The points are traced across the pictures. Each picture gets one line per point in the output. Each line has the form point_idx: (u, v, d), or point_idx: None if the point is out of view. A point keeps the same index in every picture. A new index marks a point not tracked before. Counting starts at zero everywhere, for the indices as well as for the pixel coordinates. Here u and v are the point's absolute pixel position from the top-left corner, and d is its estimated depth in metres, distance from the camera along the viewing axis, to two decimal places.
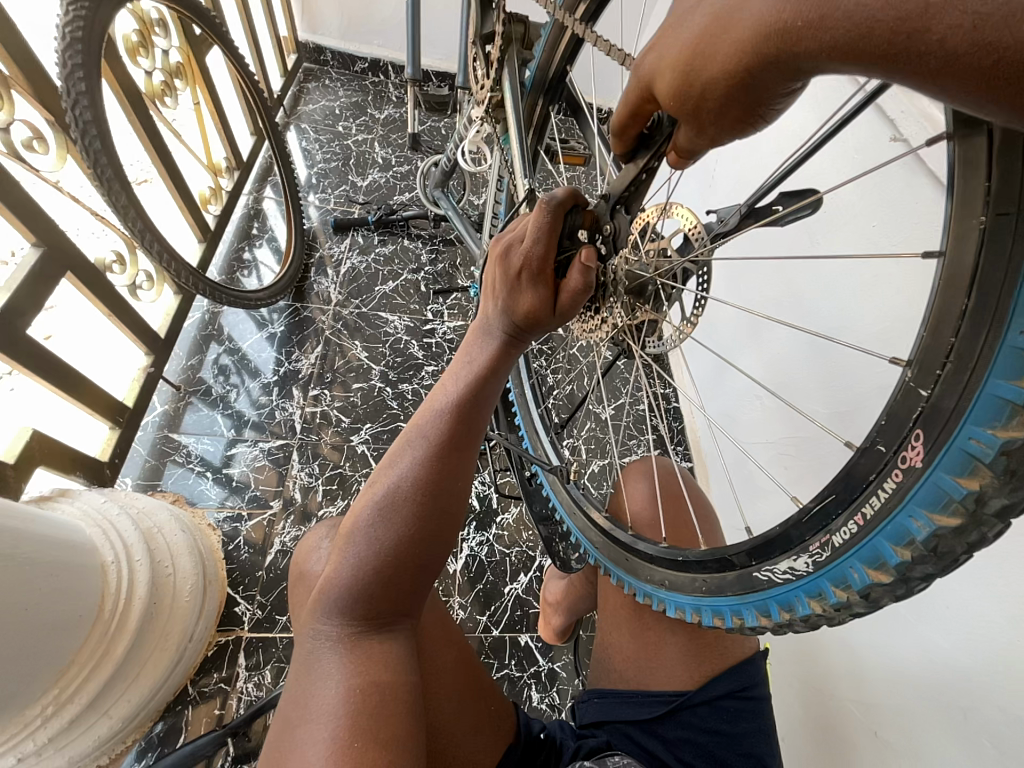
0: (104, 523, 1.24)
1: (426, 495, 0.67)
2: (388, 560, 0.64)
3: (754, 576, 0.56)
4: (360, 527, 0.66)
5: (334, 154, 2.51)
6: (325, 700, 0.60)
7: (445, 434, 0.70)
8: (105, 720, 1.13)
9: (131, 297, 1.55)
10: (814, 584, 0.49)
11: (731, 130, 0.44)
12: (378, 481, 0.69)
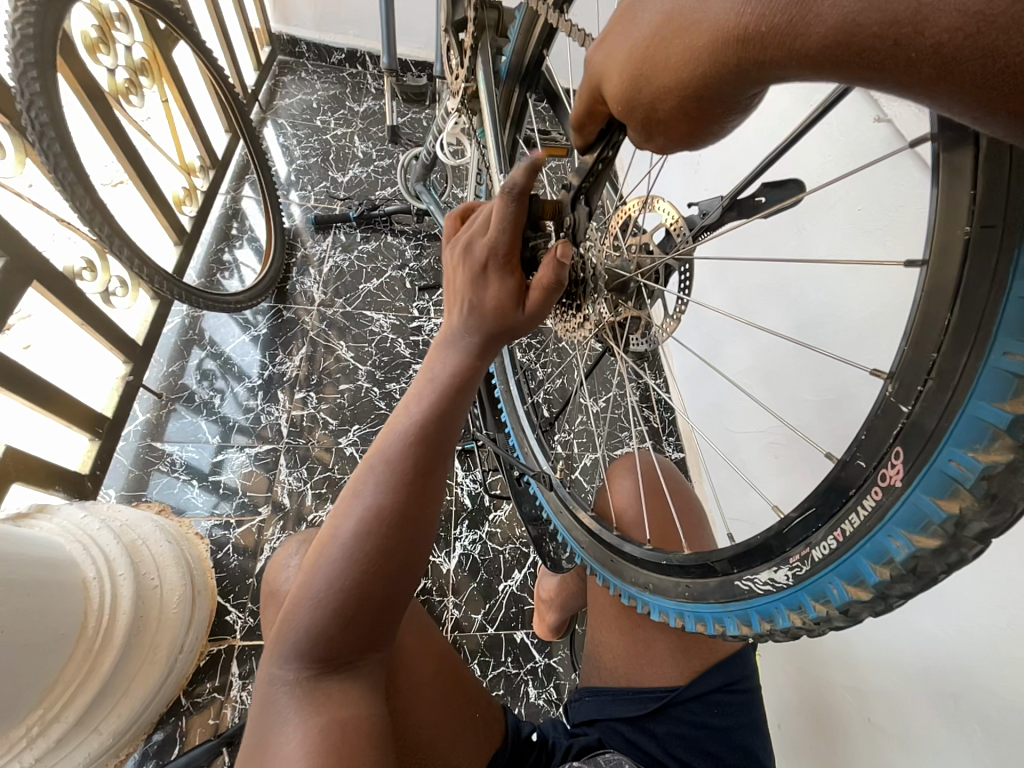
0: (85, 538, 1.22)
1: (389, 526, 0.67)
2: (351, 593, 0.64)
3: (736, 585, 0.54)
4: (323, 564, 0.65)
5: (312, 149, 2.45)
6: (287, 747, 0.57)
7: (408, 462, 0.70)
8: (96, 737, 1.12)
9: (105, 304, 1.51)
10: (795, 596, 0.48)
11: (677, 143, 0.42)
12: (340, 514, 0.69)
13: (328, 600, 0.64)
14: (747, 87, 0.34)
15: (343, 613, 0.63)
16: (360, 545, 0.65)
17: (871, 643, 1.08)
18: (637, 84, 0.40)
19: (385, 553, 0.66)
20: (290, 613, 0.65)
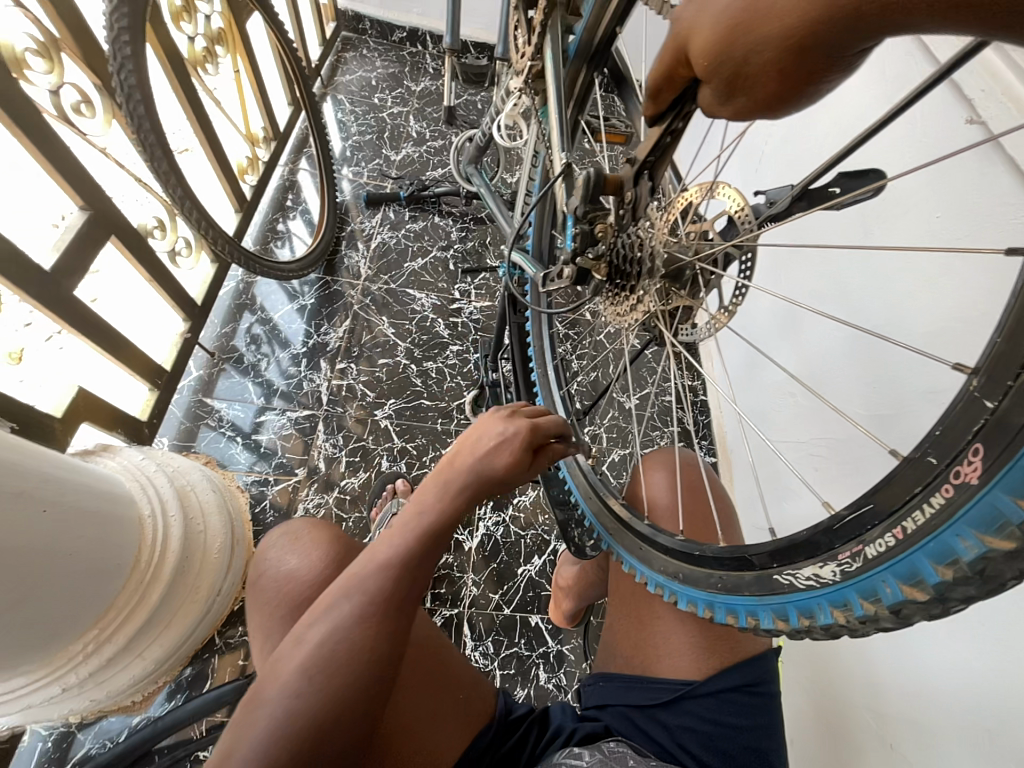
0: (142, 478, 1.31)
1: (354, 670, 0.59)
2: (305, 736, 0.56)
3: (774, 578, 0.53)
4: (270, 707, 0.57)
5: (368, 127, 2.50)
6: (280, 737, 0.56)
7: (388, 594, 0.63)
8: (139, 661, 1.22)
9: (171, 262, 1.61)
10: (840, 593, 0.47)
11: (759, 107, 0.41)
12: (298, 642, 0.61)
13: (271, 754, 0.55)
14: (860, 36, 0.33)
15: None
16: (318, 690, 0.57)
17: (900, 665, 1.04)
18: (727, 44, 0.39)
19: (346, 701, 0.58)
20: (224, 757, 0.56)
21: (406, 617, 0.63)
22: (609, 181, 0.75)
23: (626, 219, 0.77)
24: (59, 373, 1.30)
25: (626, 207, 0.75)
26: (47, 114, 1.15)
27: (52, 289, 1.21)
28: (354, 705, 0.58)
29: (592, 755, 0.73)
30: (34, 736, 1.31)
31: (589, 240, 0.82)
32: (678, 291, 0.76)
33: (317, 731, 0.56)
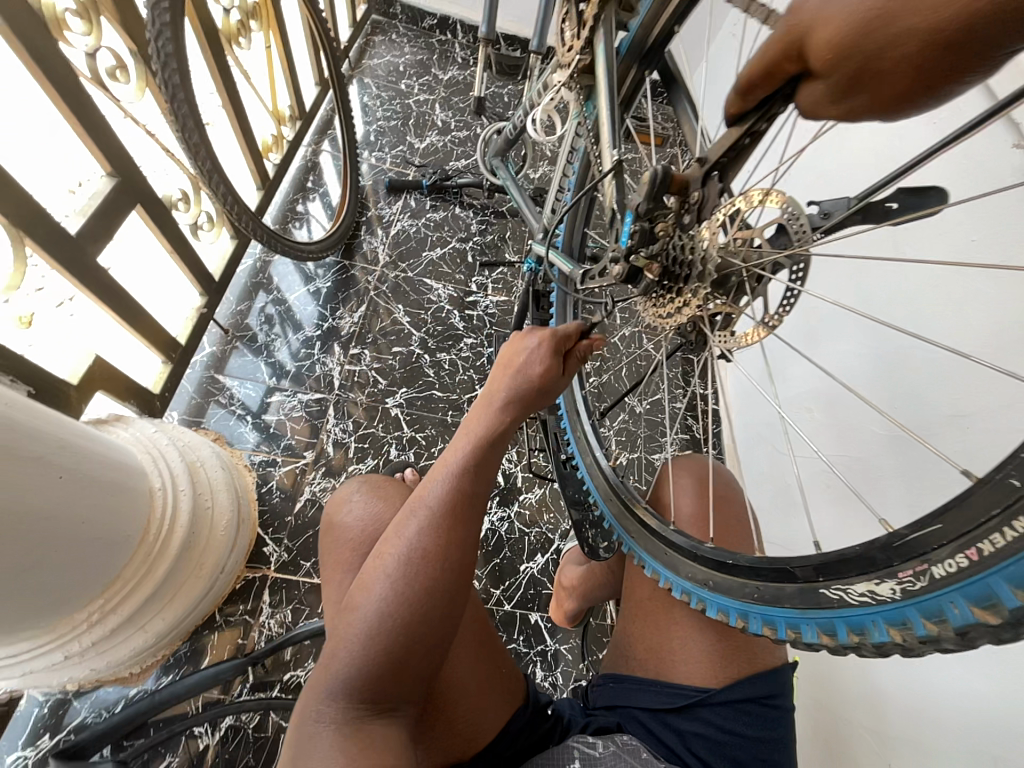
0: (154, 451, 1.30)
1: (426, 577, 0.67)
2: (384, 631, 0.65)
3: (821, 593, 0.53)
4: (362, 615, 0.66)
5: (394, 113, 2.47)
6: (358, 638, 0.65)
7: (451, 517, 0.72)
8: (141, 634, 1.21)
9: (192, 235, 1.59)
10: (900, 612, 0.47)
11: (881, 99, 0.48)
12: (378, 562, 0.70)
13: (369, 650, 0.64)
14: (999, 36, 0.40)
15: (381, 664, 0.64)
16: (399, 596, 0.66)
17: (906, 687, 1.03)
18: (853, 45, 0.47)
19: (416, 608, 0.66)
20: (330, 658, 0.66)
21: (468, 529, 0.72)
22: (676, 180, 0.73)
23: (689, 219, 0.75)
24: (76, 339, 1.28)
25: (692, 207, 0.73)
26: (83, 76, 1.13)
27: (75, 253, 1.19)
28: (432, 608, 0.67)
29: (605, 746, 0.77)
30: (29, 702, 1.30)
31: (647, 239, 0.77)
32: (719, 296, 0.75)
33: (402, 630, 0.65)
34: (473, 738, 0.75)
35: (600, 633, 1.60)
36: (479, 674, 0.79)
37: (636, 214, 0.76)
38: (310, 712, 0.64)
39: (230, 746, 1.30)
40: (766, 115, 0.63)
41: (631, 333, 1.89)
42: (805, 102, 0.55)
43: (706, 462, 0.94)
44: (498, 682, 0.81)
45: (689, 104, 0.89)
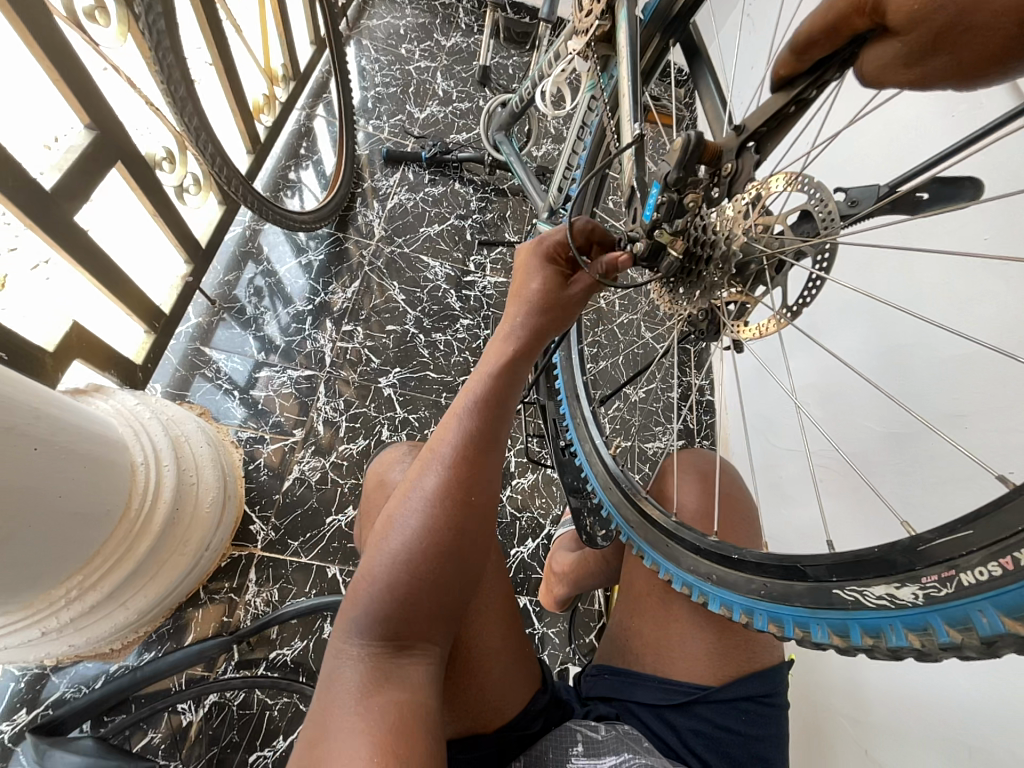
0: (136, 424, 1.25)
1: (441, 519, 0.66)
2: (408, 569, 0.64)
3: (834, 592, 0.53)
4: (386, 555, 0.65)
5: (393, 79, 2.36)
6: (381, 578, 0.64)
7: (471, 460, 0.70)
8: (122, 610, 1.18)
9: (177, 198, 1.50)
10: (921, 617, 0.46)
11: (967, 61, 0.47)
12: (396, 505, 0.69)
13: (388, 589, 0.64)
14: None
15: (399, 603, 0.63)
16: (417, 537, 0.65)
17: (886, 677, 1.05)
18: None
19: (438, 548, 0.65)
20: (351, 598, 0.66)
21: (487, 472, 0.71)
22: (710, 147, 0.64)
23: (718, 193, 0.69)
24: (52, 304, 1.21)
25: (723, 180, 0.66)
26: (57, 15, 1.04)
27: (50, 210, 1.12)
28: (450, 547, 0.66)
29: (607, 730, 0.78)
30: (5, 677, 1.27)
31: (673, 212, 0.69)
32: (731, 285, 0.73)
33: (420, 570, 0.64)
34: (490, 699, 0.75)
35: (588, 618, 1.61)
36: (495, 619, 0.79)
37: (663, 184, 0.67)
38: (334, 650, 0.64)
39: (214, 722, 1.29)
40: (818, 81, 0.60)
41: (631, 321, 1.86)
42: (867, 68, 0.53)
43: (716, 459, 0.92)
44: (512, 631, 0.80)
45: (713, 78, 0.84)
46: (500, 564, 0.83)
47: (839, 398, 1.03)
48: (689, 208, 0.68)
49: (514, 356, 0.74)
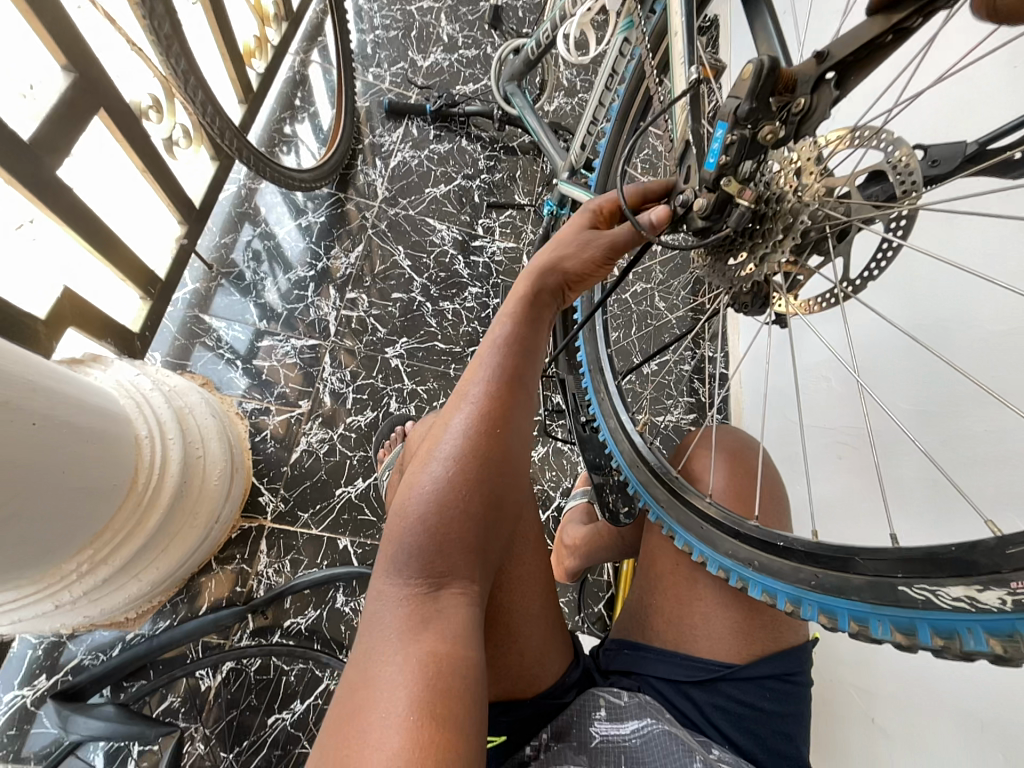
0: (138, 397, 1.20)
1: (480, 455, 0.61)
2: (447, 507, 0.59)
3: (901, 590, 0.52)
4: (423, 493, 0.60)
5: (394, 21, 2.18)
6: (417, 518, 0.59)
7: (508, 396, 0.64)
8: (136, 582, 1.17)
9: (167, 152, 1.40)
10: (1007, 623, 0.45)
11: None
12: (432, 444, 0.63)
13: (424, 528, 0.59)
14: None
15: (439, 545, 0.58)
16: (456, 474, 0.60)
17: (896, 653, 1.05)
18: None
19: (475, 486, 0.60)
20: (386, 538, 0.61)
21: (523, 410, 0.66)
22: (783, 76, 0.56)
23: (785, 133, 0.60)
24: (42, 268, 1.14)
25: (796, 115, 0.57)
26: None
27: (32, 165, 1.03)
28: (490, 489, 0.61)
29: (630, 696, 0.78)
30: (23, 644, 1.29)
31: (743, 152, 0.60)
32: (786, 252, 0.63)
33: (461, 506, 0.59)
34: (528, 661, 0.74)
35: (597, 587, 1.63)
36: (530, 576, 0.76)
37: (731, 122, 0.59)
38: (372, 594, 0.59)
39: (232, 687, 1.32)
40: (921, 11, 0.52)
41: (647, 291, 1.79)
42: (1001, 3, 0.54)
43: (755, 443, 0.89)
44: (546, 595, 0.77)
45: (770, 15, 0.75)
46: (536, 524, 0.79)
47: (873, 372, 1.03)
48: (762, 147, 0.59)
49: (542, 305, 0.69)
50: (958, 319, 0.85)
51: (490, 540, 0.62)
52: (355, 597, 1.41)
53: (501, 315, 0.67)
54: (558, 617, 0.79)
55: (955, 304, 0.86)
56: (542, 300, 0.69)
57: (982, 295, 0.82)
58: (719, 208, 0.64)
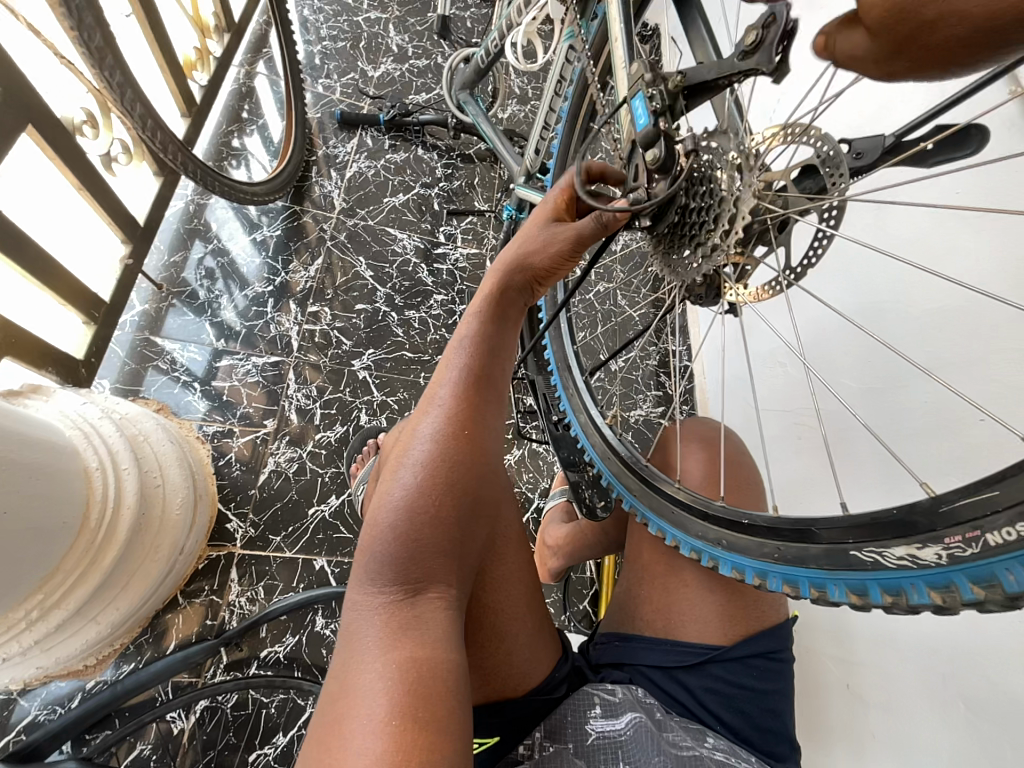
0: (86, 427, 1.13)
1: (451, 452, 0.61)
2: (421, 508, 0.58)
3: (852, 554, 0.55)
4: (395, 496, 0.59)
5: (341, 32, 2.16)
6: (389, 521, 0.58)
7: (475, 394, 0.65)
8: (94, 625, 1.09)
9: (106, 169, 1.33)
10: (945, 576, 0.48)
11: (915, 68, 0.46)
12: (403, 447, 0.63)
13: (395, 533, 0.58)
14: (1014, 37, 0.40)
15: (414, 547, 0.57)
16: (428, 473, 0.60)
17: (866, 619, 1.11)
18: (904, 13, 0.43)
19: (448, 483, 0.60)
20: (359, 546, 0.59)
21: (492, 407, 0.67)
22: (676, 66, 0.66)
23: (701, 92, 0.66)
24: None
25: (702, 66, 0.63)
26: None
27: None
28: (464, 486, 0.61)
29: (624, 693, 0.79)
30: None
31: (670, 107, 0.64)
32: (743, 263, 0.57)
33: (435, 506, 0.59)
34: (517, 661, 0.73)
35: (582, 585, 1.64)
36: (514, 576, 0.75)
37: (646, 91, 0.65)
38: (347, 606, 0.58)
39: (208, 727, 1.25)
40: None
41: (610, 290, 1.83)
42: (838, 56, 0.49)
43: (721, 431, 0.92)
44: (530, 593, 0.77)
45: (703, 21, 0.79)
46: (517, 522, 0.79)
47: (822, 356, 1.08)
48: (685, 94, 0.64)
49: (505, 302, 0.69)
50: (896, 299, 0.91)
51: (467, 539, 0.62)
52: (335, 618, 1.37)
53: (466, 314, 0.68)
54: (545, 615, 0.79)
55: (890, 287, 0.92)
56: (510, 298, 0.70)
57: (914, 277, 0.88)
58: (667, 157, 0.63)
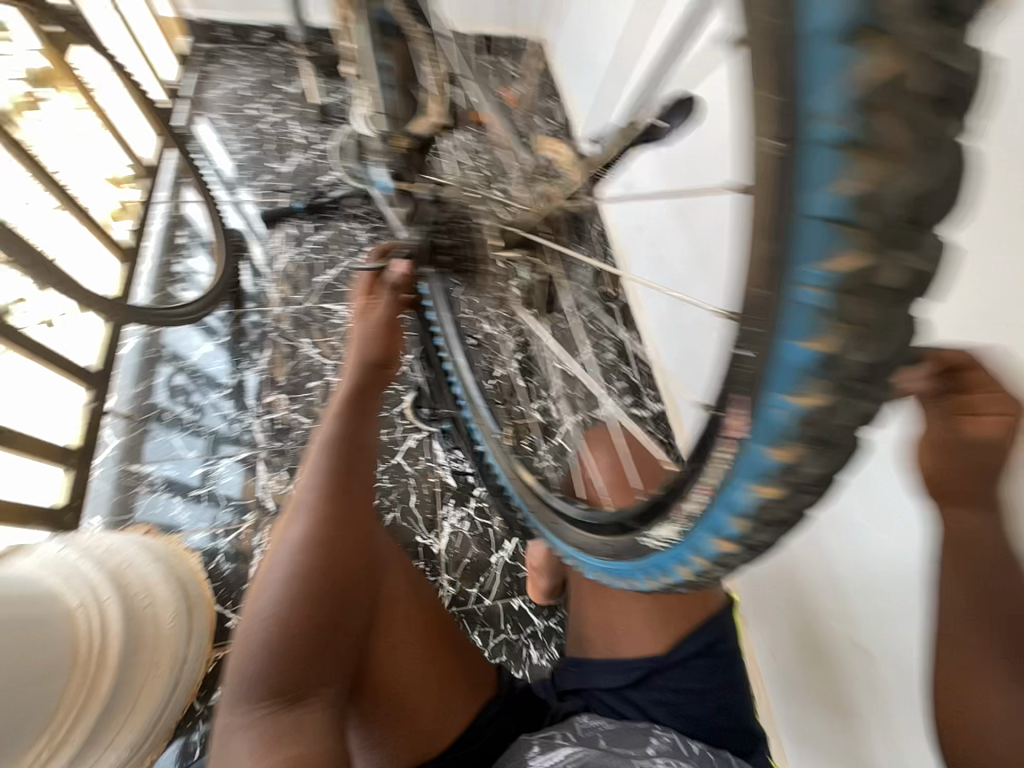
0: (66, 570, 1.23)
1: (315, 553, 0.67)
2: (290, 614, 0.63)
3: (641, 542, 0.64)
4: (263, 609, 0.64)
5: (249, 141, 2.35)
6: (258, 636, 0.63)
7: (336, 491, 0.72)
8: (109, 753, 1.16)
9: (48, 331, 1.48)
10: (683, 551, 0.57)
11: None
12: (272, 556, 0.69)
13: (264, 647, 0.62)
14: None
15: (283, 655, 0.61)
16: (294, 578, 0.65)
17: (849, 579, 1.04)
18: None
19: (314, 584, 0.65)
20: (231, 667, 0.63)
21: (356, 500, 0.74)
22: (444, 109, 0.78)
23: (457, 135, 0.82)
24: None
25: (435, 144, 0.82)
26: None
27: None
28: (330, 583, 0.66)
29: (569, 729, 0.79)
30: None
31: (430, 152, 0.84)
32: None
33: (302, 609, 0.63)
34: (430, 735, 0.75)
35: None
36: (415, 649, 0.78)
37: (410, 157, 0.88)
38: (219, 731, 0.61)
39: None
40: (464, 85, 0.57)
41: None
42: None
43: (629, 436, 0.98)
44: (438, 662, 0.80)
45: None
46: (421, 590, 0.85)
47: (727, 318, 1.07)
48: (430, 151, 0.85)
49: (353, 401, 0.80)
50: None
51: (343, 631, 0.66)
52: None
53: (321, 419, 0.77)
54: (458, 682, 0.82)
55: None
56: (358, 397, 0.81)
57: None
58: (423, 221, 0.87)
